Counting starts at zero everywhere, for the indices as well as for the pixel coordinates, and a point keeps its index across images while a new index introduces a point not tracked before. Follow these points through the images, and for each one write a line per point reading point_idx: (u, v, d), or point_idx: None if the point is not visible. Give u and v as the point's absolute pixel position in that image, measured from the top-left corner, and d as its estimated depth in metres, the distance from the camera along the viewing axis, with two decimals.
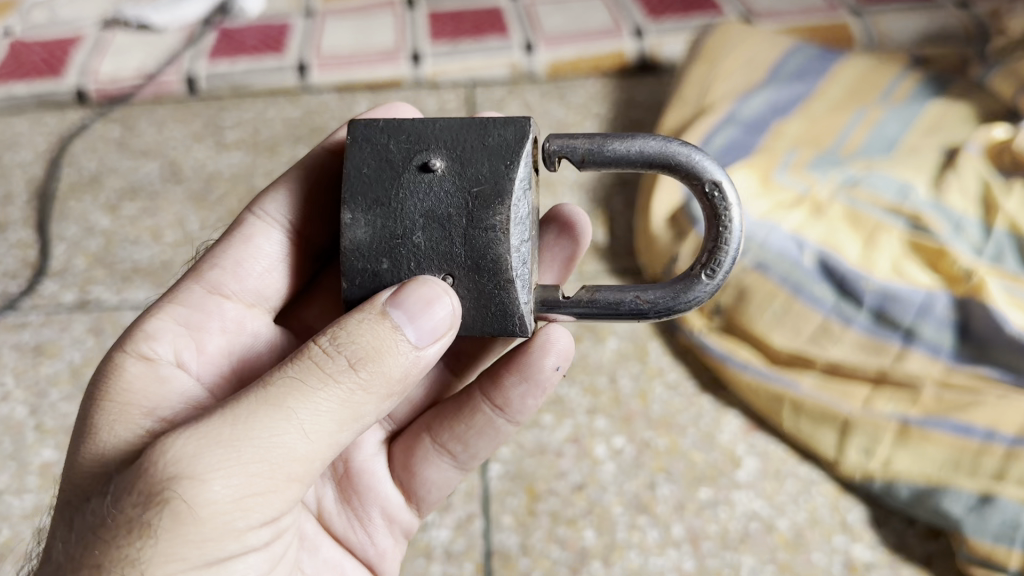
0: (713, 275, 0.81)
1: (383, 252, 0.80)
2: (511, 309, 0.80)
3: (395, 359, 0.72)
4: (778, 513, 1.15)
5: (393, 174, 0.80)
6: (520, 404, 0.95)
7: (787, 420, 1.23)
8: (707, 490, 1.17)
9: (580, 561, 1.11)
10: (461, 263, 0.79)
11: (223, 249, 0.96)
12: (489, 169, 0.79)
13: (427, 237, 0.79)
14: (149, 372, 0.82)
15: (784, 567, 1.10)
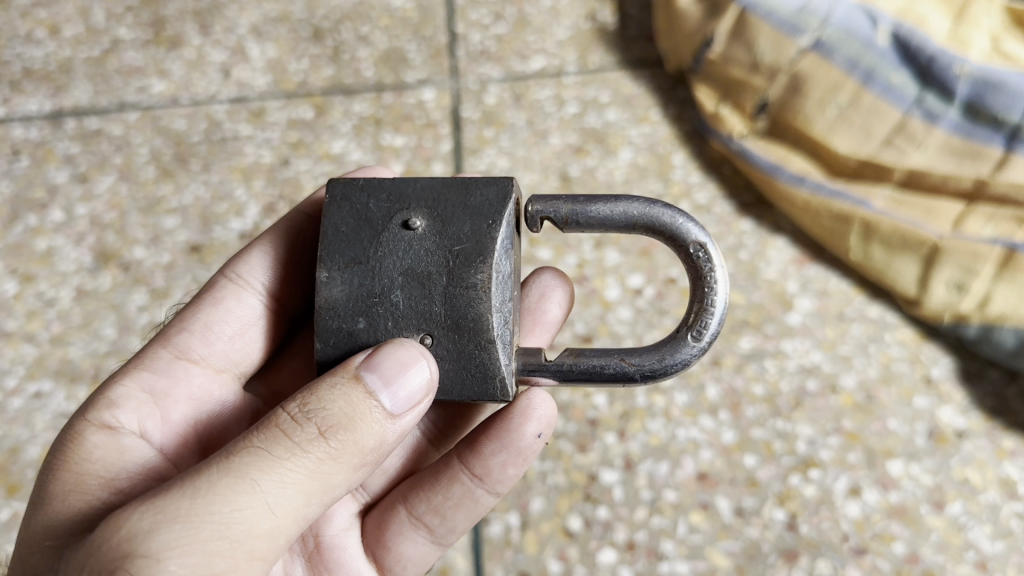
0: (700, 338, 0.62)
1: (357, 311, 0.61)
2: (496, 373, 0.61)
3: (370, 426, 0.53)
4: (842, 369, 0.90)
5: (369, 233, 0.62)
6: (501, 476, 0.69)
7: (855, 250, 0.96)
8: (750, 340, 0.91)
9: (588, 435, 0.86)
10: (442, 322, 0.61)
11: (191, 316, 0.73)
12: (473, 227, 0.61)
13: (405, 299, 0.61)
14: (113, 441, 0.61)
15: (852, 437, 0.85)
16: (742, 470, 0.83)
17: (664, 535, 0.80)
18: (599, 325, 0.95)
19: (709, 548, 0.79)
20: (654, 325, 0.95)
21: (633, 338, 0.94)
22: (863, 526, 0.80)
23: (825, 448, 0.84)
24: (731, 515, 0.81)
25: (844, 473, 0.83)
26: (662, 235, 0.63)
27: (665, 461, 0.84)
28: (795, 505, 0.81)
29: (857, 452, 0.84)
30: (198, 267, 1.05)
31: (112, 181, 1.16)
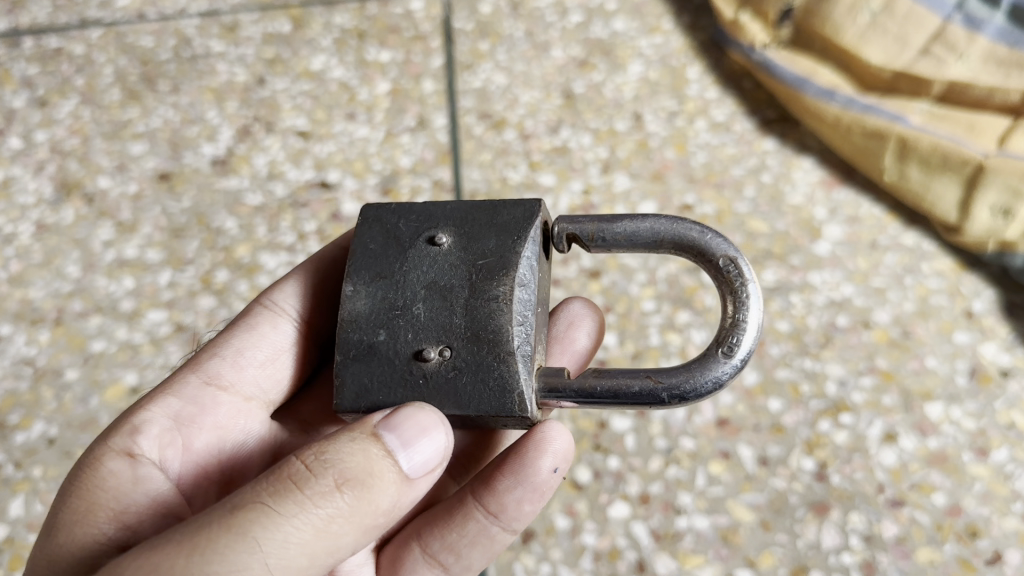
0: (731, 356, 0.52)
1: (378, 323, 0.55)
2: (514, 388, 0.52)
3: (382, 487, 0.46)
4: (875, 302, 0.83)
5: (396, 250, 0.57)
6: (517, 514, 0.59)
7: (889, 171, 0.89)
8: (774, 272, 0.84)
9: None
10: (463, 334, 0.54)
11: (225, 339, 0.65)
12: (498, 242, 0.56)
13: (426, 312, 0.55)
14: (132, 472, 0.54)
15: (886, 377, 0.78)
16: (767, 415, 0.76)
17: (681, 487, 0.73)
18: (607, 259, 0.87)
19: (731, 501, 0.72)
20: (669, 257, 0.87)
21: (645, 272, 0.86)
22: (900, 476, 0.73)
23: (857, 391, 0.77)
24: (754, 466, 0.74)
25: (878, 418, 0.76)
26: (692, 251, 0.55)
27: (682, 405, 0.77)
28: (824, 455, 0.74)
29: (892, 394, 0.77)
30: (167, 198, 0.96)
31: (74, 104, 1.06)
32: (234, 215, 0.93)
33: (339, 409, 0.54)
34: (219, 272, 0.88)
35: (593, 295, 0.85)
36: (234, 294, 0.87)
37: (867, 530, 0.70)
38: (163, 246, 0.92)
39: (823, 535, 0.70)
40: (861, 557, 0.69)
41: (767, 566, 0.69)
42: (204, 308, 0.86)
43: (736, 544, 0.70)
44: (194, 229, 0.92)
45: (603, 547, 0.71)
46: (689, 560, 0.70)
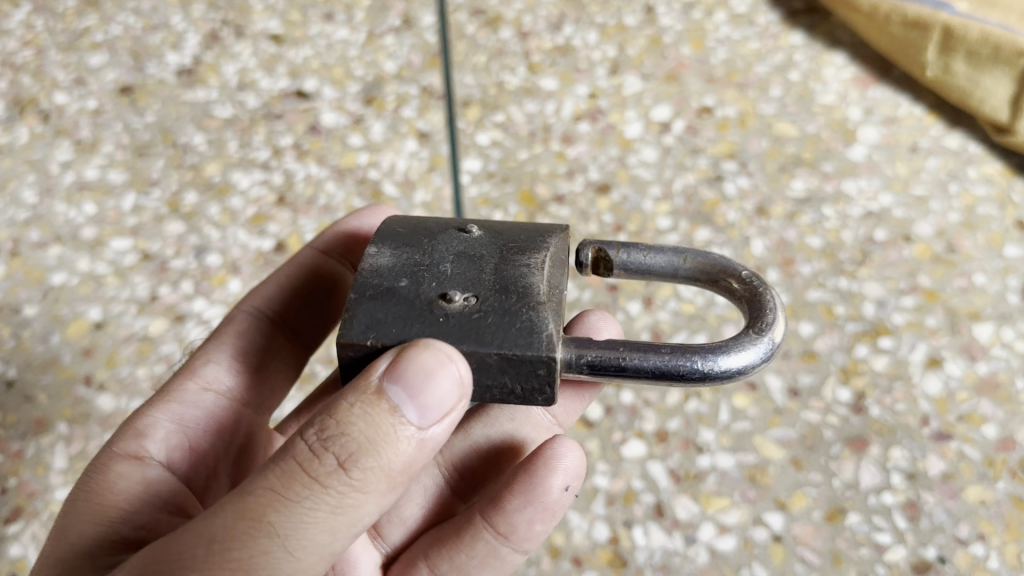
0: (765, 333, 0.46)
1: (400, 271, 0.46)
2: (543, 328, 0.43)
3: (390, 449, 0.40)
4: (916, 214, 0.75)
5: (422, 229, 0.50)
6: (528, 534, 0.54)
7: (932, 67, 0.80)
8: (802, 180, 0.77)
9: (608, 305, 0.71)
10: (491, 287, 0.46)
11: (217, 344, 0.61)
12: (528, 234, 0.49)
13: (454, 269, 0.47)
14: (141, 475, 0.52)
15: (929, 296, 0.71)
16: (798, 341, 0.69)
17: (703, 423, 0.66)
18: (617, 172, 0.78)
19: (758, 438, 0.65)
20: (686, 167, 0.78)
21: (660, 185, 0.77)
22: (946, 406, 0.66)
23: (898, 312, 0.70)
24: (784, 398, 0.66)
25: (921, 342, 0.68)
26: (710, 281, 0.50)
27: (703, 332, 0.69)
28: (862, 384, 0.67)
29: (936, 314, 0.70)
30: (130, 113, 0.87)
31: (24, 12, 0.96)
32: (202, 130, 0.84)
33: (342, 341, 0.43)
34: (188, 193, 0.80)
35: (602, 214, 0.76)
36: (204, 218, 0.79)
37: (911, 467, 0.63)
38: (126, 167, 0.83)
39: (861, 474, 0.63)
40: (904, 497, 0.62)
41: (800, 509, 0.62)
42: (172, 234, 0.78)
43: (765, 485, 0.63)
44: (160, 147, 0.84)
45: (617, 491, 0.64)
46: (713, 504, 0.63)
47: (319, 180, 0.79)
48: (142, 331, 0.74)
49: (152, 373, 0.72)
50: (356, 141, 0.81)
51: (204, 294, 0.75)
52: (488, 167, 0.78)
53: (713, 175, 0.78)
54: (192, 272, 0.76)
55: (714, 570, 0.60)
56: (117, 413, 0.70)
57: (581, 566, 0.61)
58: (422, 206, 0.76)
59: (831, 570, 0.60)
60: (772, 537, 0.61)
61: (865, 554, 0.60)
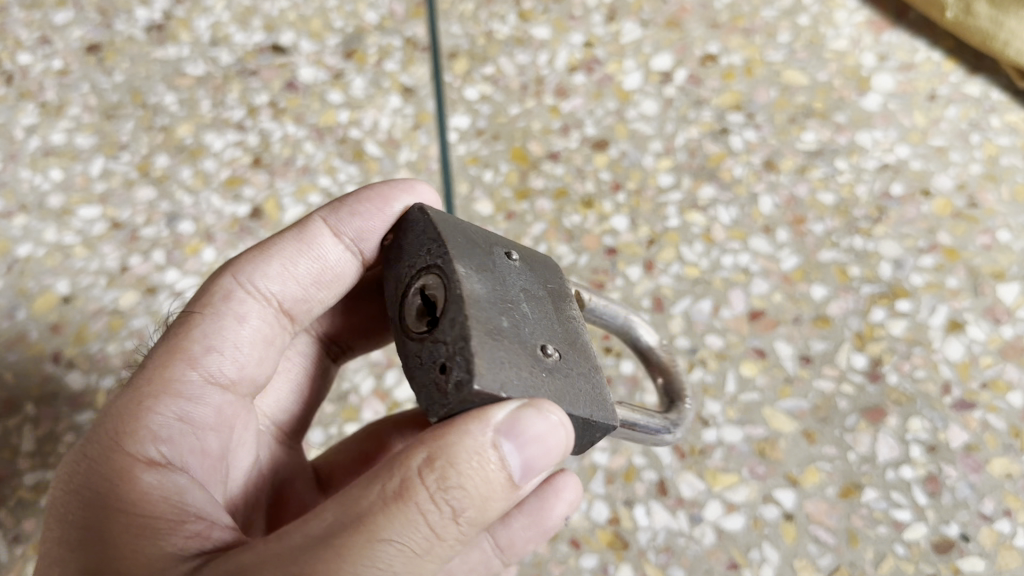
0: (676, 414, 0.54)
1: (500, 308, 0.42)
2: (609, 399, 0.45)
3: (502, 499, 0.39)
4: (936, 167, 0.70)
5: (478, 246, 0.45)
6: (522, 552, 0.52)
7: (952, 8, 0.75)
8: (813, 131, 0.72)
9: (606, 270, 0.67)
10: (564, 342, 0.45)
11: (212, 320, 0.49)
12: (551, 273, 0.49)
13: (533, 313, 0.44)
14: (167, 482, 0.43)
15: (950, 254, 0.66)
16: (810, 305, 0.64)
17: (708, 394, 0.62)
18: (615, 126, 0.74)
19: (768, 409, 0.61)
20: (689, 120, 0.73)
21: (661, 139, 0.73)
22: (968, 372, 0.61)
23: (917, 273, 0.65)
24: (795, 366, 0.62)
25: (941, 304, 0.64)
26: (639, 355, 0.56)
27: (707, 297, 0.65)
28: (878, 350, 0.62)
29: (957, 274, 0.65)
30: (97, 73, 0.82)
31: None
32: (173, 89, 0.79)
33: (478, 389, 0.38)
34: (159, 156, 0.76)
35: (599, 171, 0.72)
36: (176, 182, 0.74)
37: (932, 439, 0.59)
38: (93, 130, 0.78)
39: (878, 446, 0.59)
40: (925, 471, 0.58)
41: (812, 485, 0.58)
42: (143, 201, 0.74)
43: (774, 460, 0.59)
44: (129, 108, 0.79)
45: (617, 468, 0.60)
46: (720, 481, 0.59)
47: (296, 140, 0.74)
48: (112, 304, 0.69)
49: (124, 349, 0.68)
50: (336, 98, 0.76)
51: (177, 263, 0.70)
52: (478, 124, 0.74)
53: (717, 128, 0.73)
54: (164, 240, 0.72)
55: (722, 552, 0.57)
56: (88, 392, 0.66)
57: (579, 549, 0.58)
58: (407, 166, 0.72)
59: (846, 550, 0.56)
60: (783, 516, 0.57)
61: (882, 533, 0.56)
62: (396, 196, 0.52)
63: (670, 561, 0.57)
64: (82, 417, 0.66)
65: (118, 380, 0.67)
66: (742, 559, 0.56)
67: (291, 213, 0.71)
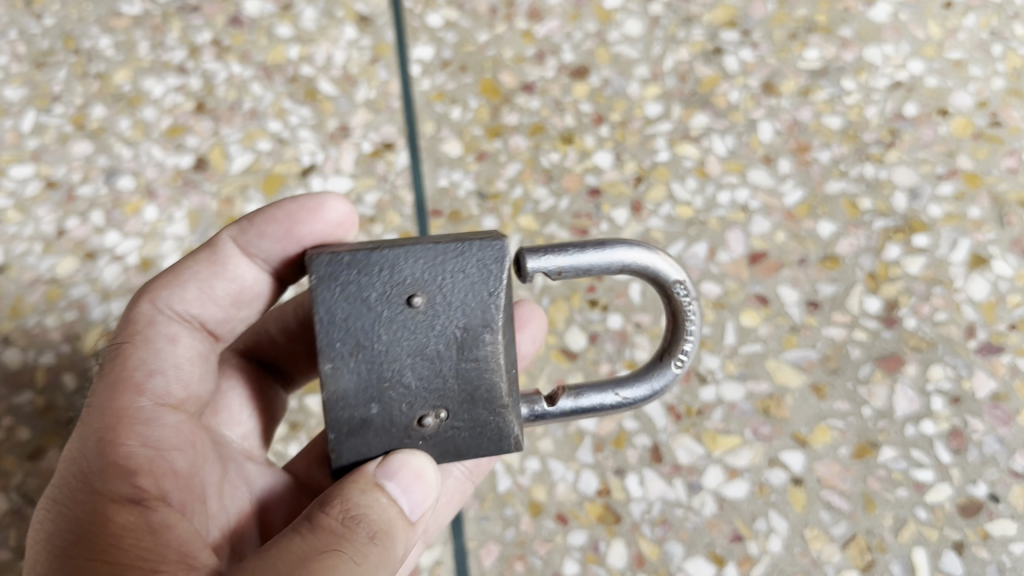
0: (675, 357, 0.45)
1: (366, 395, 0.40)
2: (510, 431, 0.42)
3: (402, 534, 0.38)
4: (954, 83, 0.63)
5: (360, 310, 0.40)
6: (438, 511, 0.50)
7: None
8: (816, 48, 0.65)
9: (589, 214, 0.60)
10: (462, 395, 0.41)
11: (146, 347, 0.43)
12: (476, 293, 0.41)
13: (415, 379, 0.41)
14: (142, 519, 0.37)
15: (971, 180, 0.59)
16: (817, 244, 0.58)
17: (705, 348, 0.55)
18: (596, 50, 0.66)
19: (772, 362, 0.55)
20: (678, 40, 0.66)
21: (647, 64, 0.66)
22: (994, 312, 0.55)
23: (935, 203, 0.59)
24: (802, 313, 0.56)
25: (963, 237, 0.57)
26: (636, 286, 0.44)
27: (702, 239, 0.59)
28: (894, 292, 0.56)
29: (980, 203, 0.58)
30: (24, 15, 0.73)
31: None
32: (109, 31, 0.72)
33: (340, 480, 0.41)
34: (94, 107, 0.68)
35: (579, 102, 0.65)
36: (115, 135, 0.67)
37: (955, 389, 0.53)
38: (22, 81, 0.70)
39: (895, 400, 0.53)
40: (948, 425, 0.52)
41: (823, 445, 0.52)
42: (79, 156, 0.66)
43: (781, 419, 0.53)
44: (62, 55, 0.71)
45: (606, 434, 0.54)
46: (720, 444, 0.53)
47: (242, 81, 0.68)
48: (49, 273, 0.62)
49: (63, 322, 0.60)
50: (285, 32, 0.70)
51: (118, 225, 0.64)
52: (442, 54, 0.67)
53: (710, 48, 0.66)
54: (103, 200, 0.64)
55: (724, 522, 0.51)
56: (26, 370, 0.59)
57: (567, 525, 0.52)
58: (366, 105, 0.66)
59: (862, 517, 0.50)
60: (792, 481, 0.52)
61: (903, 496, 0.51)
62: (311, 216, 0.47)
63: (667, 535, 0.51)
64: (20, 398, 0.58)
65: (58, 356, 0.59)
66: (747, 530, 0.51)
67: (237, 162, 0.64)
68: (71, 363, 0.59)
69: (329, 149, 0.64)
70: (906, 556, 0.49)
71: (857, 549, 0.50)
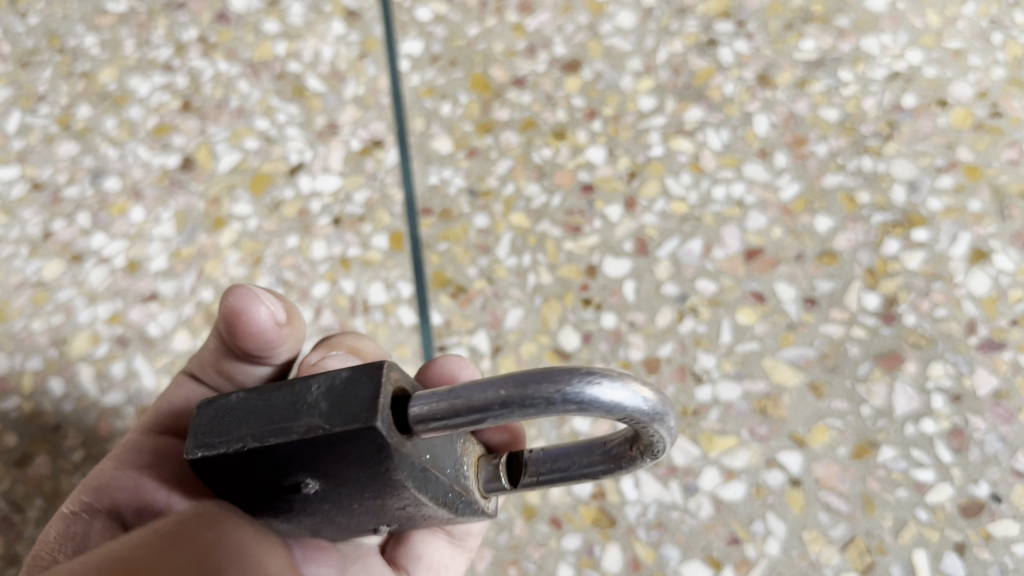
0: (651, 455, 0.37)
1: (312, 524, 0.41)
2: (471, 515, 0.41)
3: None
4: (954, 73, 0.62)
5: (260, 493, 0.37)
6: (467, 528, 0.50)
7: None
8: (812, 38, 0.64)
9: (582, 211, 0.59)
10: (401, 516, 0.40)
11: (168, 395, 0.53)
12: (367, 476, 0.36)
13: (347, 518, 0.40)
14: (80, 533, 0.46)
15: (971, 173, 0.58)
16: (814, 240, 0.57)
17: (701, 346, 0.54)
18: (588, 43, 0.65)
19: (769, 361, 0.54)
20: (672, 32, 0.65)
21: (641, 57, 0.64)
22: (995, 308, 0.54)
23: (934, 196, 0.57)
24: (799, 310, 0.55)
25: (963, 231, 0.56)
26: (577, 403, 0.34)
27: (696, 236, 0.58)
28: (893, 288, 0.55)
29: (980, 195, 0.57)
30: (8, 14, 0.72)
31: None
32: (94, 29, 0.70)
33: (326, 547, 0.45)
34: (80, 107, 0.67)
35: (571, 96, 0.63)
36: (101, 135, 0.66)
37: (956, 387, 0.52)
38: (6, 81, 0.69)
39: (894, 398, 0.52)
40: (949, 424, 0.51)
41: (822, 446, 0.51)
42: (65, 157, 0.65)
43: (778, 419, 0.52)
44: (47, 54, 0.70)
45: (601, 434, 0.53)
46: (716, 445, 0.52)
47: (229, 78, 0.67)
48: (35, 276, 0.61)
49: (50, 326, 0.59)
50: (273, 28, 0.69)
51: (104, 226, 0.62)
52: (432, 49, 0.66)
53: (704, 40, 0.65)
54: (89, 201, 0.63)
55: (720, 525, 0.50)
56: (13, 375, 0.58)
57: (561, 528, 0.51)
58: (354, 102, 0.65)
59: (862, 519, 0.49)
60: (789, 482, 0.51)
61: (903, 497, 0.50)
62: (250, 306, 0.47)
63: (663, 538, 0.50)
64: (7, 404, 0.57)
65: (45, 360, 0.58)
66: (744, 532, 0.50)
67: (224, 161, 0.63)
68: (58, 367, 0.58)
69: (318, 147, 0.63)
70: (907, 558, 0.48)
71: (857, 551, 0.49)
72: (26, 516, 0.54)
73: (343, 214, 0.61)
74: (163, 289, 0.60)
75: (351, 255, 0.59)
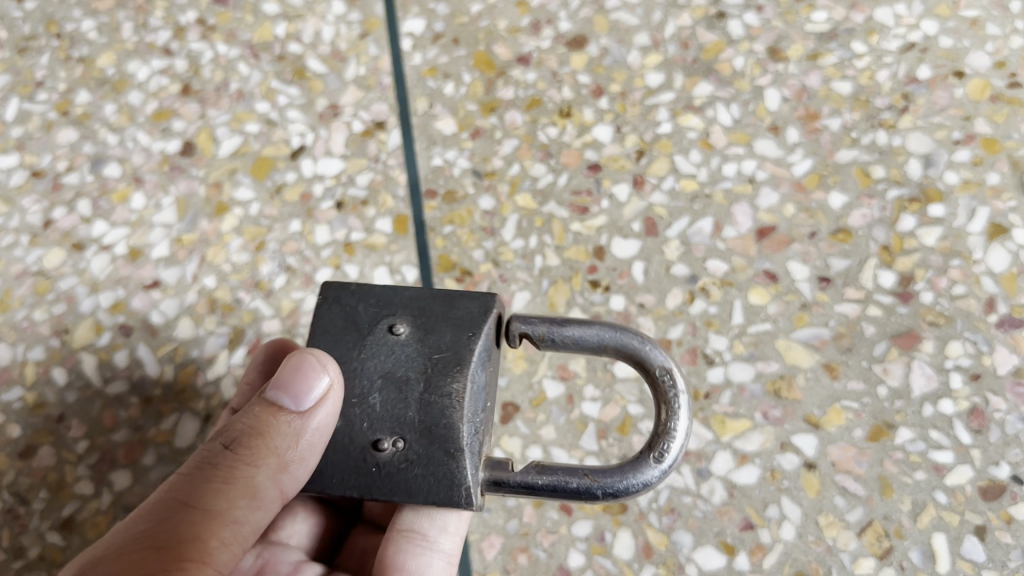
0: (662, 459, 0.39)
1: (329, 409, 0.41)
2: (462, 480, 0.39)
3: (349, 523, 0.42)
4: (971, 43, 0.60)
5: (350, 332, 0.42)
6: None
7: None
8: (823, 9, 0.62)
9: (590, 191, 0.58)
10: (419, 426, 0.40)
11: None
12: (455, 335, 0.41)
13: (383, 404, 0.40)
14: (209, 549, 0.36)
15: (989, 146, 0.56)
16: (828, 217, 0.55)
17: (712, 328, 0.53)
18: (594, 18, 0.64)
19: (782, 341, 0.52)
20: (680, 5, 0.63)
21: (648, 31, 0.63)
22: (1015, 285, 0.53)
23: (951, 170, 0.56)
24: (813, 289, 0.54)
25: (981, 206, 0.55)
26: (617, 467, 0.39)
27: (707, 215, 0.56)
28: (910, 265, 0.54)
29: (999, 169, 0.56)
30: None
31: None
32: (92, 14, 0.69)
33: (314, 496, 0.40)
34: (79, 92, 0.66)
35: (577, 73, 0.62)
36: (100, 121, 0.65)
37: (975, 365, 0.51)
38: (4, 67, 0.67)
39: (912, 378, 0.51)
40: (968, 404, 0.50)
41: (838, 428, 0.50)
42: (64, 144, 0.64)
43: (792, 401, 0.51)
44: (44, 39, 0.68)
45: (610, 420, 0.52)
46: (729, 429, 0.51)
47: (228, 61, 0.65)
48: (36, 265, 0.60)
49: (52, 315, 0.59)
50: (272, 8, 0.67)
51: (105, 214, 0.61)
52: (434, 27, 0.65)
53: (713, 13, 0.63)
54: (89, 188, 0.62)
55: (734, 510, 0.49)
56: (14, 365, 0.57)
57: (571, 515, 0.50)
58: (356, 82, 0.63)
59: (879, 502, 0.48)
60: (804, 465, 0.50)
61: (921, 479, 0.48)
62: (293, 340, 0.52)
63: (676, 524, 0.49)
64: (9, 395, 0.56)
65: (47, 351, 0.57)
66: (759, 518, 0.49)
67: (225, 145, 0.62)
68: (61, 357, 0.57)
69: (319, 129, 0.62)
70: (926, 543, 0.47)
71: (874, 536, 0.48)
72: (30, 508, 0.54)
73: (345, 197, 0.60)
74: (164, 276, 0.59)
75: (354, 239, 0.58)
